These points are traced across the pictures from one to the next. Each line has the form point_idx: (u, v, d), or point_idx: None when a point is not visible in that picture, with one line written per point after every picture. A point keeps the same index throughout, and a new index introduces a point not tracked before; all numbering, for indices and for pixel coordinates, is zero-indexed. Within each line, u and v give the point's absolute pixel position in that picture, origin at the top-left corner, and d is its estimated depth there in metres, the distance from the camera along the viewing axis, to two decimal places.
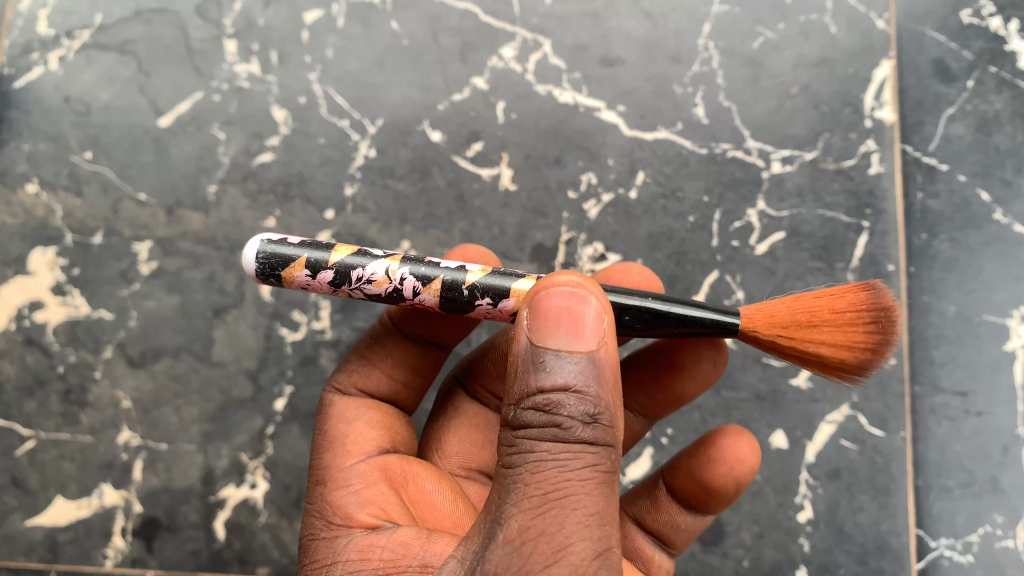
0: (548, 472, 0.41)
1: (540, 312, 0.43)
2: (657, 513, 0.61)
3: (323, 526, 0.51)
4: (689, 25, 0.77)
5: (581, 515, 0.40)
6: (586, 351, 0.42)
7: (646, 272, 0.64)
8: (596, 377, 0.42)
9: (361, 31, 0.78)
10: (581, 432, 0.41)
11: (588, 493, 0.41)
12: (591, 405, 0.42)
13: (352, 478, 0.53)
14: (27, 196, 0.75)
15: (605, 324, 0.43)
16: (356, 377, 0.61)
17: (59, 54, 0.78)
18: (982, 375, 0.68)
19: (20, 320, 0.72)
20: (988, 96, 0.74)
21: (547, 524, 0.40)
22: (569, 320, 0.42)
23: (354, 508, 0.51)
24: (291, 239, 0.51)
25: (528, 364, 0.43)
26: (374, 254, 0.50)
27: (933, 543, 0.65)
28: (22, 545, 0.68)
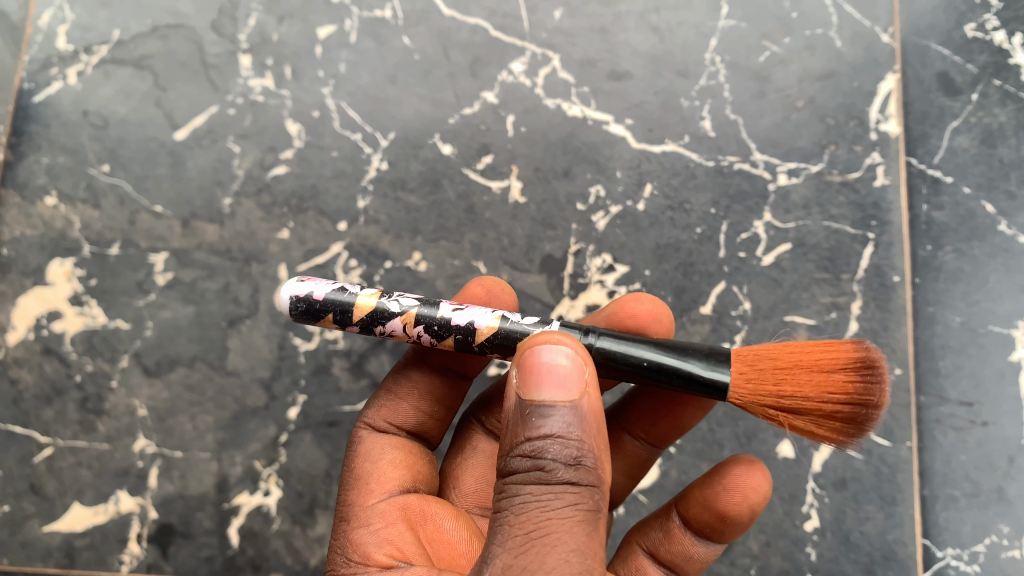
0: (532, 512, 0.42)
1: (525, 367, 0.44)
2: (672, 544, 0.57)
3: (343, 563, 0.52)
4: (695, 39, 0.78)
5: (560, 552, 0.41)
6: (568, 401, 0.43)
7: (658, 302, 0.62)
8: (579, 425, 0.43)
9: (373, 46, 0.80)
10: (563, 474, 0.42)
11: (569, 531, 0.41)
12: (574, 450, 0.43)
13: (372, 517, 0.53)
14: (46, 208, 0.77)
15: (586, 373, 0.44)
16: (387, 411, 0.61)
17: (77, 69, 0.80)
18: (987, 386, 0.68)
19: (38, 329, 0.74)
20: (992, 108, 0.75)
21: (531, 561, 0.41)
22: (554, 372, 0.43)
23: (372, 547, 0.51)
24: (322, 288, 0.51)
25: (515, 415, 0.44)
26: (394, 308, 0.50)
27: (939, 552, 0.66)
28: (40, 550, 0.69)
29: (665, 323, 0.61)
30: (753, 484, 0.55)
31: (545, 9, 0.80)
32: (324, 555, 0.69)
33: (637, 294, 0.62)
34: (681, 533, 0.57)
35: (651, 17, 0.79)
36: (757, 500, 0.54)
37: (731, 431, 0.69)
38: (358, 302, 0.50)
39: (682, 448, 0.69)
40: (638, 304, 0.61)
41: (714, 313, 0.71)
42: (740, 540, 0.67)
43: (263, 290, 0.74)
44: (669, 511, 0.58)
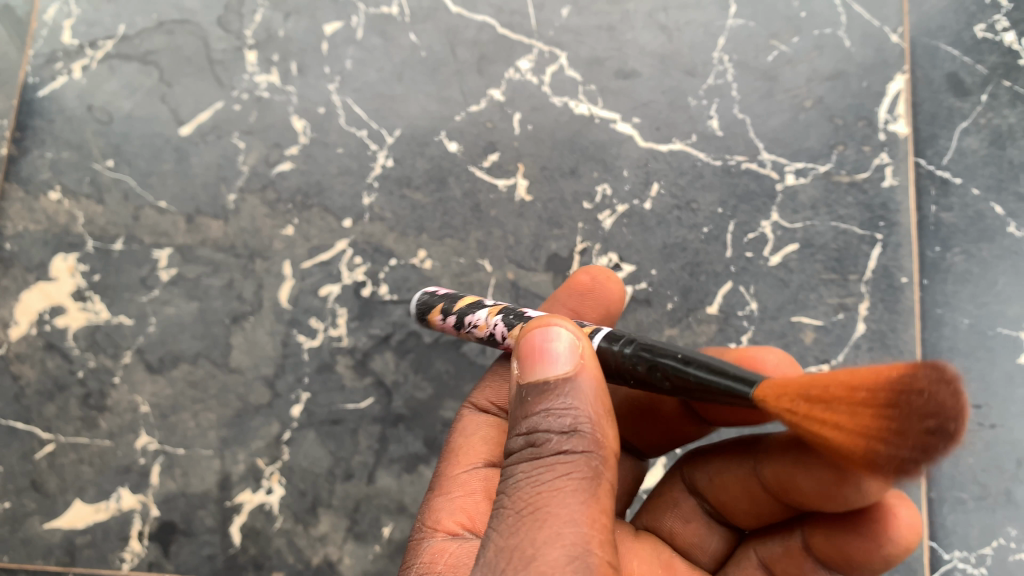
0: (525, 487, 0.42)
1: (524, 355, 0.45)
2: (789, 563, 0.50)
3: (417, 526, 0.54)
4: (703, 39, 0.78)
5: (550, 522, 0.40)
6: (562, 377, 0.43)
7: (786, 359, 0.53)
8: (573, 398, 0.43)
9: (380, 43, 0.79)
10: (557, 445, 0.42)
11: (561, 501, 0.40)
12: (567, 422, 0.42)
13: (454, 485, 0.56)
14: (49, 203, 0.76)
15: (580, 350, 0.44)
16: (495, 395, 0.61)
17: (83, 63, 0.79)
18: (996, 388, 0.68)
19: (40, 325, 0.73)
20: (1002, 110, 0.74)
21: (522, 538, 0.40)
22: (542, 354, 0.44)
23: (444, 515, 0.54)
24: (442, 292, 0.60)
25: (516, 401, 0.45)
26: (485, 305, 0.56)
27: (947, 555, 0.65)
28: (40, 548, 0.69)
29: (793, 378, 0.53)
30: (897, 527, 0.45)
31: (553, 7, 0.79)
32: (327, 553, 0.68)
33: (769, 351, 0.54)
34: (801, 554, 0.50)
35: (659, 16, 0.79)
36: (897, 551, 0.45)
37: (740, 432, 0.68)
38: (462, 300, 0.58)
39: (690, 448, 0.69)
40: (770, 354, 0.53)
41: (721, 313, 0.71)
42: None
43: (268, 287, 0.74)
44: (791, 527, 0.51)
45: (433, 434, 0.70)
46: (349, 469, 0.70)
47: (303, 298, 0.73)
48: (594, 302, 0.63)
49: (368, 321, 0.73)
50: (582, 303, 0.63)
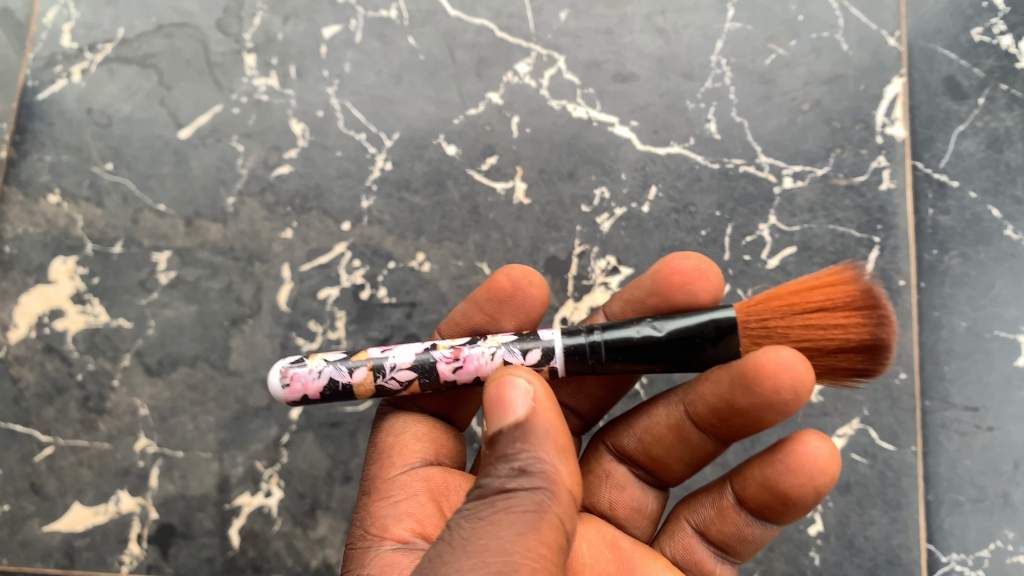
0: (470, 517, 0.43)
1: (486, 394, 0.45)
2: (724, 523, 0.54)
3: (359, 534, 0.52)
4: (701, 42, 0.78)
5: (482, 554, 0.40)
6: (512, 422, 0.43)
7: (702, 259, 0.59)
8: (521, 443, 0.43)
9: (378, 46, 0.80)
10: (504, 484, 0.43)
11: (496, 536, 0.41)
12: (515, 462, 0.43)
13: (394, 488, 0.54)
14: (49, 206, 0.76)
15: (538, 394, 0.43)
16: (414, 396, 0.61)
17: (82, 67, 0.79)
18: (993, 391, 0.68)
19: (40, 328, 0.74)
20: (999, 113, 0.74)
21: (451, 563, 0.41)
22: (491, 398, 0.44)
23: (390, 521, 0.52)
24: (316, 388, 0.51)
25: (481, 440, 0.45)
26: (388, 385, 0.51)
27: (944, 557, 0.65)
28: (40, 550, 0.69)
29: (713, 279, 0.59)
30: (817, 464, 0.50)
31: (551, 10, 0.80)
32: (325, 556, 0.69)
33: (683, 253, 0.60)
34: (732, 509, 0.54)
35: (657, 19, 0.79)
36: (821, 482, 0.50)
37: None
38: (354, 386, 0.51)
39: None
40: (685, 260, 0.59)
41: None
42: None
43: (266, 290, 0.74)
44: (721, 487, 0.55)
45: None
46: (347, 472, 0.70)
47: (302, 302, 0.73)
48: (513, 308, 0.61)
49: (367, 323, 0.73)
50: (501, 309, 0.61)
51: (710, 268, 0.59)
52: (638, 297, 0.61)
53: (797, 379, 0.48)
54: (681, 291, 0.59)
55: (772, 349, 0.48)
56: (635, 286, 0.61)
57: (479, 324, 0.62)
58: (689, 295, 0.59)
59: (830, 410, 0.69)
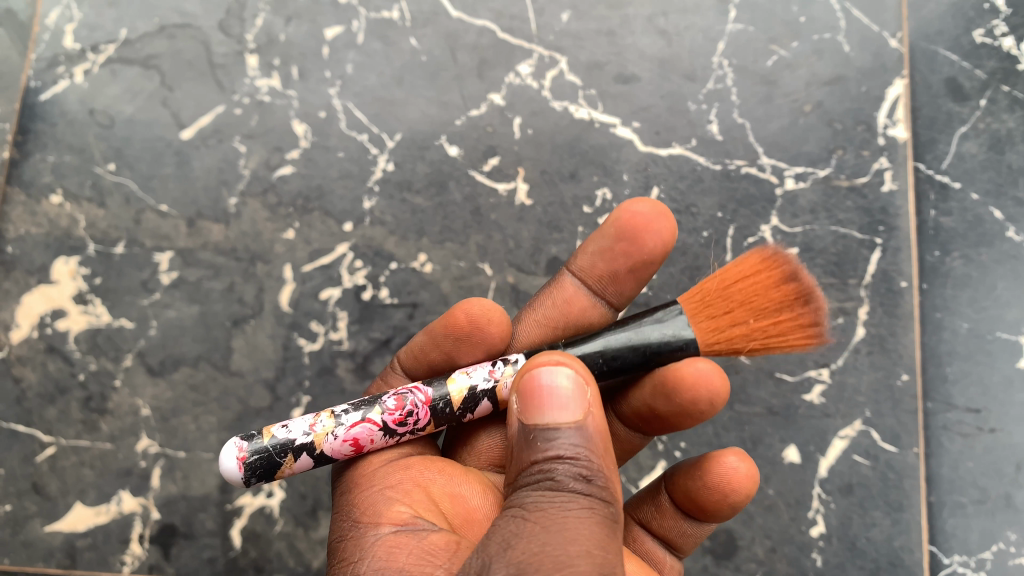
0: (547, 509, 0.42)
1: (525, 392, 0.44)
2: (663, 520, 0.58)
3: (351, 526, 0.52)
4: (703, 43, 0.78)
5: (582, 545, 0.40)
6: (573, 422, 0.43)
7: (654, 205, 0.60)
8: (586, 446, 0.43)
9: (380, 47, 0.80)
10: (577, 485, 0.42)
11: (586, 528, 0.41)
12: (584, 466, 0.42)
13: (378, 475, 0.53)
14: (51, 207, 0.77)
15: (589, 394, 0.44)
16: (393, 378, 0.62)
17: (84, 67, 0.80)
18: (995, 393, 0.68)
19: (43, 328, 0.74)
20: (1001, 115, 0.74)
21: (551, 549, 0.40)
22: (553, 396, 0.43)
23: (383, 508, 0.51)
24: None
25: (520, 441, 0.44)
26: None
27: (946, 559, 0.65)
28: (41, 551, 0.69)
29: (667, 226, 0.60)
30: (737, 477, 0.54)
31: (553, 11, 0.80)
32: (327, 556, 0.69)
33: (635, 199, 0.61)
34: (670, 506, 0.58)
35: (659, 20, 0.79)
36: (739, 496, 0.54)
37: (737, 436, 0.68)
38: None
39: (687, 453, 0.69)
40: (639, 205, 0.60)
41: None
42: (745, 545, 0.67)
43: (268, 290, 0.74)
44: (660, 487, 0.59)
45: None
46: None
47: (304, 303, 0.74)
48: (473, 346, 0.58)
49: (369, 324, 0.73)
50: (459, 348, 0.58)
51: (662, 214, 0.60)
52: (604, 248, 0.61)
53: (714, 393, 0.53)
54: (647, 234, 0.60)
55: (691, 360, 0.53)
56: (599, 241, 0.62)
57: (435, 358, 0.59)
58: (654, 234, 0.60)
59: (832, 411, 0.69)
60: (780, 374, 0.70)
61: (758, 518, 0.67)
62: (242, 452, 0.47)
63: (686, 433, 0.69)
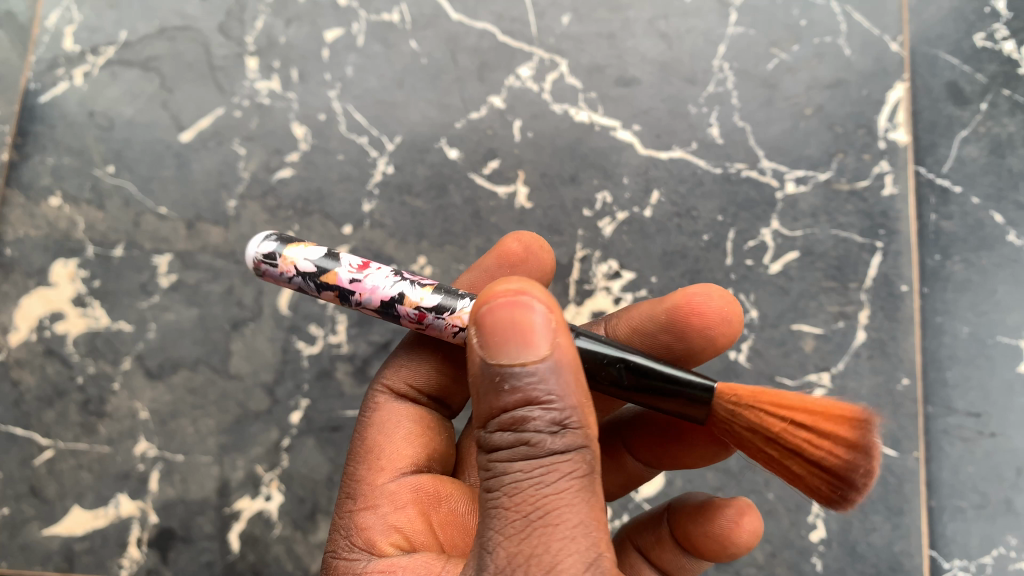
0: (526, 492, 0.42)
1: (486, 330, 0.42)
2: (662, 551, 0.58)
3: (345, 545, 0.51)
4: (703, 47, 0.78)
5: (566, 530, 0.40)
6: (539, 358, 0.42)
7: (728, 297, 0.59)
8: (557, 383, 0.42)
9: (381, 50, 0.80)
10: (553, 443, 0.42)
11: (569, 505, 0.41)
12: (557, 413, 0.42)
13: (381, 499, 0.53)
14: (50, 209, 0.76)
15: (554, 323, 0.43)
16: (408, 374, 0.59)
17: (84, 69, 0.79)
18: (995, 397, 0.68)
19: (41, 330, 0.73)
20: (1001, 119, 0.74)
21: (534, 544, 0.40)
22: (517, 332, 0.42)
23: (377, 535, 0.51)
24: (273, 278, 0.51)
25: (486, 383, 0.43)
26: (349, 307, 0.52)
27: (946, 564, 0.65)
28: (39, 554, 0.69)
29: (734, 323, 0.59)
30: (741, 532, 0.53)
31: (554, 14, 0.80)
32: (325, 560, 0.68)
33: (706, 288, 0.59)
34: (670, 540, 0.57)
35: (659, 23, 0.79)
36: (739, 548, 0.53)
37: None
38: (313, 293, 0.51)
39: None
40: (711, 302, 0.58)
41: None
42: (744, 550, 0.67)
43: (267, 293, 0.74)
44: (661, 518, 0.58)
45: None
46: None
47: (303, 305, 0.73)
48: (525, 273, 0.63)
49: (369, 327, 0.73)
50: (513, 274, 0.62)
51: (732, 313, 0.59)
52: (649, 329, 0.60)
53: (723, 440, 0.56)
54: (698, 333, 0.58)
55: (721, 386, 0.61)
56: (647, 313, 0.60)
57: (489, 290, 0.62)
58: (707, 336, 0.58)
59: None
60: (781, 378, 0.69)
61: None
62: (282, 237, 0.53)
63: None
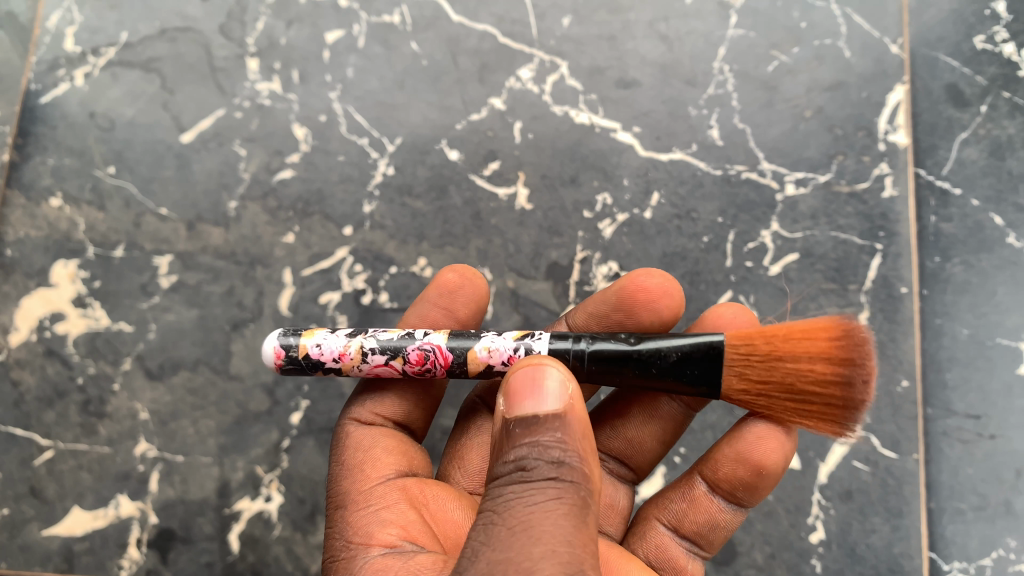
0: (518, 506, 0.42)
1: (508, 389, 0.45)
2: (697, 513, 0.58)
3: (341, 547, 0.51)
4: (703, 48, 0.78)
5: (549, 543, 0.40)
6: (550, 412, 0.44)
7: (667, 276, 0.62)
8: (561, 435, 0.44)
9: (382, 51, 0.80)
10: (547, 471, 0.43)
11: (553, 522, 0.41)
12: (556, 450, 0.43)
13: (371, 497, 0.53)
14: (50, 210, 0.76)
15: (570, 388, 0.45)
16: (372, 399, 0.60)
17: (84, 70, 0.80)
18: (995, 399, 0.68)
19: (41, 331, 0.73)
20: (1001, 121, 0.75)
21: (517, 551, 0.40)
22: (533, 389, 0.44)
23: (374, 527, 0.51)
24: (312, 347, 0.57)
25: (500, 434, 0.45)
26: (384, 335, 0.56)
27: (946, 566, 0.65)
28: (39, 554, 0.69)
29: (675, 296, 0.62)
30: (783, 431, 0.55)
31: (554, 16, 0.80)
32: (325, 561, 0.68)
33: (647, 270, 0.63)
34: (707, 499, 0.58)
35: (660, 25, 0.79)
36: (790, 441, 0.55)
37: None
38: None
39: (687, 459, 0.68)
40: (649, 278, 0.62)
41: None
42: (744, 551, 0.67)
43: (268, 294, 0.74)
44: (691, 480, 0.58)
45: (432, 442, 0.70)
46: None
47: (303, 306, 0.73)
48: (465, 298, 0.63)
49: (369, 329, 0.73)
50: (453, 301, 0.63)
51: (672, 286, 0.62)
52: (603, 311, 0.63)
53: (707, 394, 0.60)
54: (645, 309, 0.61)
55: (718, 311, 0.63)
56: (599, 299, 0.63)
57: (434, 318, 0.63)
58: (653, 309, 0.61)
59: None
60: None
61: (757, 523, 0.67)
62: (277, 357, 0.52)
63: (686, 438, 0.69)
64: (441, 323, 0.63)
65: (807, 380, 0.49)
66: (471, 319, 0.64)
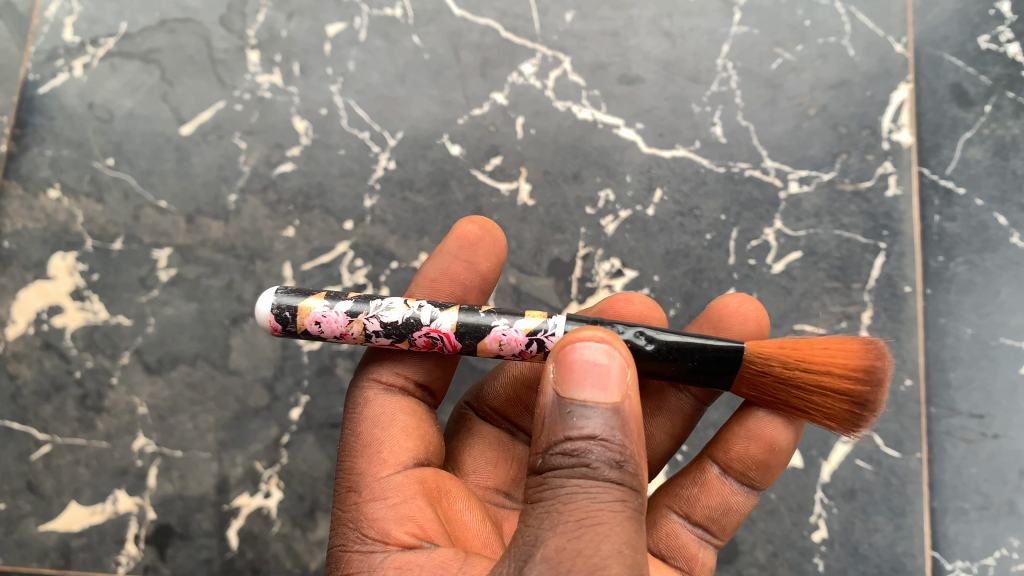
0: (580, 502, 0.42)
1: (562, 367, 0.45)
2: (710, 498, 0.58)
3: (357, 539, 0.50)
4: (707, 45, 0.78)
5: (614, 542, 0.41)
6: (609, 403, 0.44)
7: (649, 301, 0.64)
8: (620, 428, 0.44)
9: (383, 45, 0.79)
10: (609, 472, 0.43)
11: (619, 524, 0.42)
12: (616, 452, 0.43)
13: (388, 489, 0.52)
14: (48, 202, 0.76)
15: (628, 376, 0.45)
16: (394, 368, 0.59)
17: (83, 61, 0.79)
18: (998, 399, 0.68)
19: (38, 325, 0.73)
20: (1005, 120, 0.74)
21: (586, 542, 0.41)
22: (595, 376, 0.44)
23: (392, 523, 0.50)
24: None
25: (554, 413, 0.44)
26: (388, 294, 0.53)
27: (949, 565, 0.65)
28: (36, 550, 0.68)
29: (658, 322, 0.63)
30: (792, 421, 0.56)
31: (557, 11, 0.79)
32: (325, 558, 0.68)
33: (629, 295, 0.64)
34: (718, 482, 0.58)
35: (663, 22, 0.79)
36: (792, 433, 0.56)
37: None
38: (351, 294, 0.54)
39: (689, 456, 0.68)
40: (632, 301, 0.63)
41: None
42: (746, 550, 0.66)
43: (268, 289, 0.73)
44: (702, 463, 0.59)
45: None
46: None
47: None
48: (486, 252, 0.63)
49: None
50: (475, 254, 0.62)
51: (654, 311, 0.63)
52: None
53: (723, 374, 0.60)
54: None
55: (727, 301, 0.63)
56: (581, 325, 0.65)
57: (456, 271, 0.61)
58: None
59: None
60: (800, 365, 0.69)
61: (760, 522, 0.67)
62: (274, 328, 0.52)
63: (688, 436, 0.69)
64: (463, 276, 0.61)
65: (808, 410, 0.51)
66: (491, 274, 0.63)
